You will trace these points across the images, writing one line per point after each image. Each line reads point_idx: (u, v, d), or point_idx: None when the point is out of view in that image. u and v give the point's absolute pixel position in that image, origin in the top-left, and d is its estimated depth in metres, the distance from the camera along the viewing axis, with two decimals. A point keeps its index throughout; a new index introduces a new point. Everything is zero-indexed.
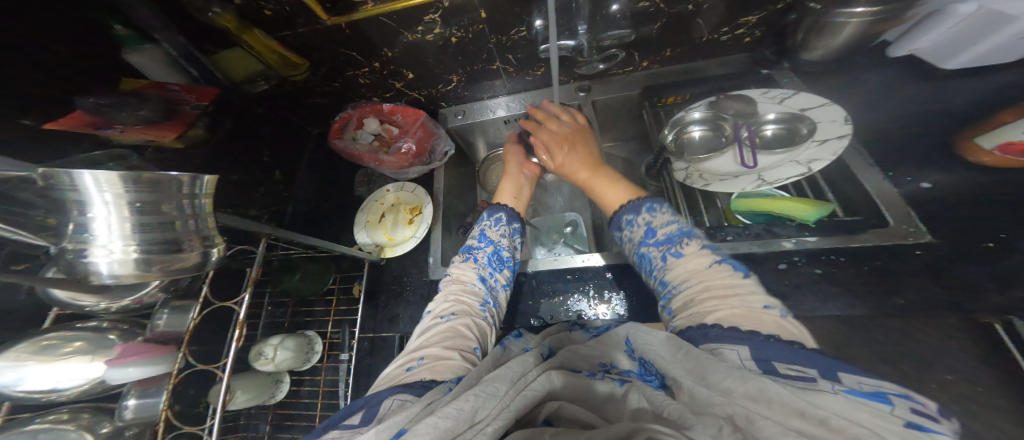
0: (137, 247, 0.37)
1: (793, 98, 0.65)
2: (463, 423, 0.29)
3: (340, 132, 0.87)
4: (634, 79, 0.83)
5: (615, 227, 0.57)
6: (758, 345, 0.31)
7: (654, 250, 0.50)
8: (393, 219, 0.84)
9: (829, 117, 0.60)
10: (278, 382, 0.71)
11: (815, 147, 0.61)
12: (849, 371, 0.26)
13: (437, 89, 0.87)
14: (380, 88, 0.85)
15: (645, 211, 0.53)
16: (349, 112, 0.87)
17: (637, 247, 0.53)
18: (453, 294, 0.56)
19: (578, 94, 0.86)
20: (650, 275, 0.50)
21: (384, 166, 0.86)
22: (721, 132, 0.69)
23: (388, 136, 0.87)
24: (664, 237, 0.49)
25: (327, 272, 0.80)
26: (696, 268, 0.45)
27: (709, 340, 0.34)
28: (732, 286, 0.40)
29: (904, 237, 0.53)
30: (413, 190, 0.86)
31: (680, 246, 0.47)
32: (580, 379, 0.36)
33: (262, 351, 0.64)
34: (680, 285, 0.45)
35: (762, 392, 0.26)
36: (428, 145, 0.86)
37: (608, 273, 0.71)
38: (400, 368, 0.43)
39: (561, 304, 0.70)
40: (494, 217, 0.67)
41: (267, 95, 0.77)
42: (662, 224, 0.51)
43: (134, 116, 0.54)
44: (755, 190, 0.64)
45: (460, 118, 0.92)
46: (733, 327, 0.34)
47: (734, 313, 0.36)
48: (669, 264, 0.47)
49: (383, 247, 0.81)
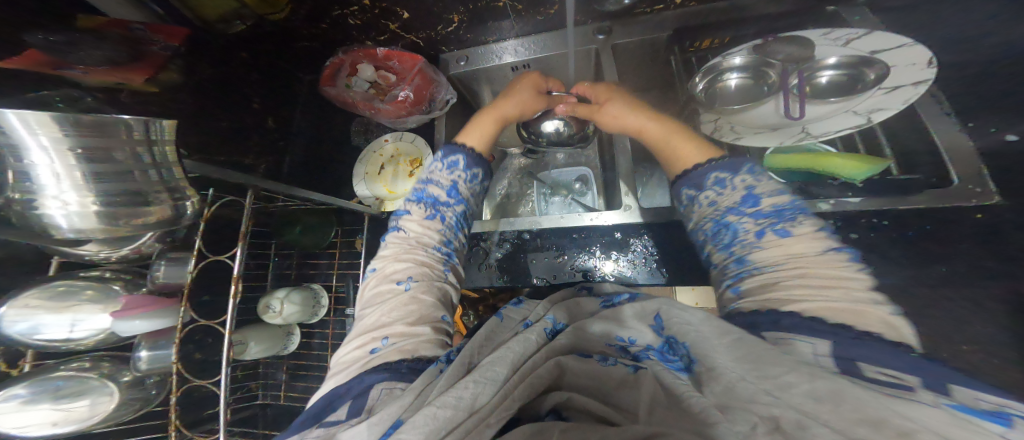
0: (95, 199, 0.36)
1: (864, 38, 0.54)
2: (463, 411, 0.28)
3: (331, 79, 0.80)
4: (664, 21, 0.72)
5: (693, 184, 0.48)
6: (844, 341, 0.27)
7: (749, 223, 0.41)
8: (392, 171, 0.79)
9: (908, 61, 0.51)
10: (290, 333, 0.71)
11: (880, 95, 0.53)
12: (963, 385, 0.22)
13: (437, 31, 0.79)
14: (371, 31, 0.77)
15: (746, 172, 0.45)
16: (342, 57, 0.80)
17: (721, 211, 0.44)
18: (407, 253, 0.50)
19: (597, 37, 0.76)
20: (724, 248, 0.43)
21: (380, 115, 0.80)
22: (761, 80, 0.60)
23: (385, 84, 0.82)
24: (771, 209, 0.41)
25: (329, 223, 0.76)
26: (800, 250, 0.38)
27: (779, 327, 0.30)
28: (835, 275, 0.35)
29: (969, 199, 0.48)
30: (413, 140, 0.80)
31: (791, 224, 0.39)
32: (588, 367, 0.33)
33: (270, 304, 0.63)
34: (767, 266, 0.38)
35: (834, 392, 0.22)
36: (428, 94, 0.79)
37: (618, 233, 0.66)
38: (361, 349, 0.41)
39: (566, 263, 0.68)
40: (450, 161, 0.57)
41: (245, 37, 0.69)
42: (763, 189, 0.43)
43: (93, 55, 0.47)
44: (795, 145, 0.58)
45: (463, 64, 0.84)
46: (818, 320, 0.30)
47: (833, 307, 0.31)
48: (765, 241, 0.40)
49: (383, 201, 0.77)
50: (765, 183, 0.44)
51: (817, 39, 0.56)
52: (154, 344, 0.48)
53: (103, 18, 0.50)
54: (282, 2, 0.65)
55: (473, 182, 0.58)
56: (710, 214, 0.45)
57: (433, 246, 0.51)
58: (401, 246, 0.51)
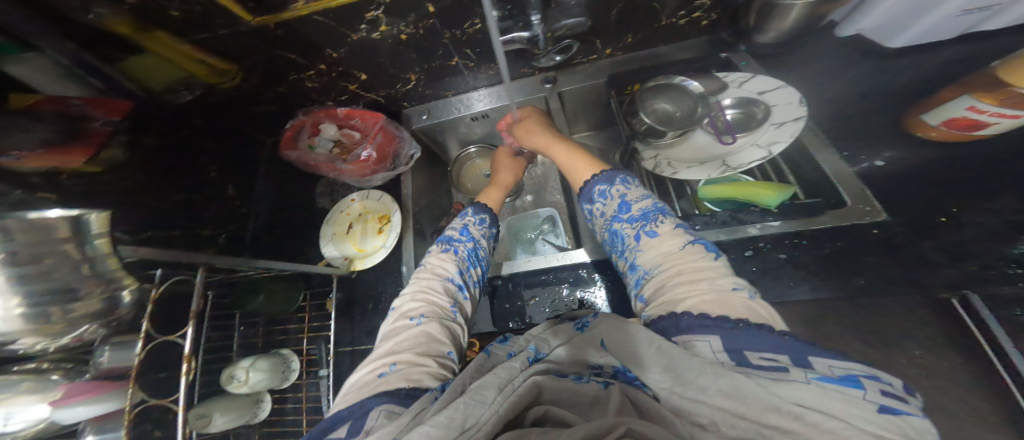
0: (22, 303, 0.31)
1: (751, 81, 0.65)
2: (454, 429, 0.30)
3: (293, 141, 0.81)
4: (598, 67, 0.82)
5: (587, 199, 0.58)
6: (729, 334, 0.31)
7: (628, 228, 0.50)
8: (361, 230, 0.79)
9: (785, 100, 0.61)
10: (260, 401, 0.66)
11: (773, 129, 0.61)
12: (818, 355, 0.27)
13: (396, 89, 0.83)
14: (331, 92, 0.80)
15: (619, 182, 0.55)
16: (303, 118, 0.82)
17: (610, 222, 0.53)
18: (421, 293, 0.56)
19: (544, 86, 0.83)
20: (623, 256, 0.51)
21: (344, 175, 0.80)
22: (693, 106, 0.66)
23: (348, 142, 0.83)
24: (638, 212, 0.50)
25: (297, 289, 0.74)
26: (670, 249, 0.45)
27: (683, 333, 0.34)
28: (706, 268, 0.40)
29: (860, 217, 0.53)
30: (379, 197, 0.81)
31: (655, 225, 0.48)
32: (564, 385, 0.35)
33: (235, 374, 0.60)
34: (653, 269, 0.45)
35: (736, 389, 0.26)
36: (391, 150, 0.81)
37: (581, 270, 0.70)
38: (371, 375, 0.44)
39: (537, 305, 0.70)
40: (477, 217, 0.72)
41: (196, 106, 0.66)
42: (633, 197, 0.53)
43: (29, 138, 0.45)
44: (721, 176, 0.64)
45: (425, 117, 0.89)
46: (705, 315, 0.34)
47: (706, 300, 0.36)
48: (642, 244, 0.47)
49: (352, 260, 0.76)
50: (634, 191, 0.54)
51: (715, 83, 0.67)
52: (100, 428, 0.44)
53: (34, 96, 0.48)
54: (231, 70, 0.66)
55: (480, 225, 0.71)
56: (603, 225, 0.55)
57: (445, 278, 0.59)
58: (427, 280, 0.59)
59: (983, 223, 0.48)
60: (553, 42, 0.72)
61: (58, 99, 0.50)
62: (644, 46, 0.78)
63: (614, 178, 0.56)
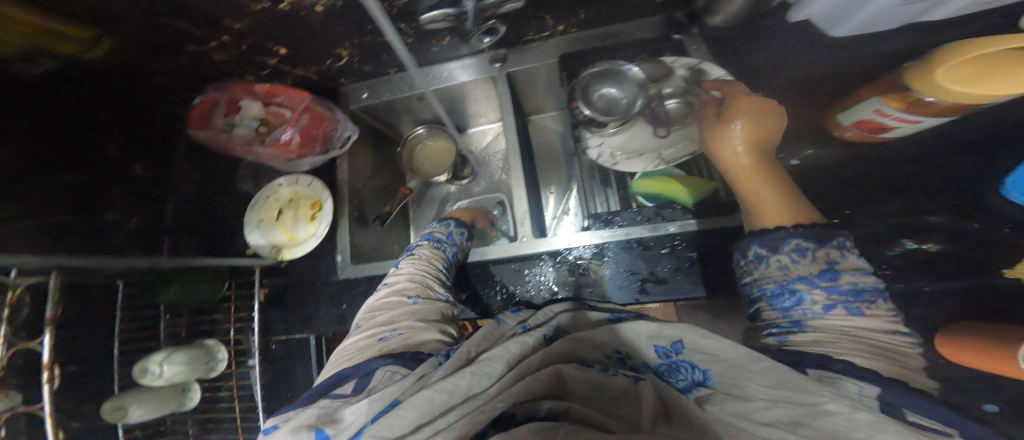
0: None
1: (694, 69, 0.63)
2: (457, 397, 0.33)
3: (203, 120, 0.69)
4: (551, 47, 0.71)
5: (765, 243, 0.44)
6: (882, 383, 0.29)
7: (818, 294, 0.39)
8: (293, 216, 0.75)
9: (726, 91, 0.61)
10: (187, 390, 0.65)
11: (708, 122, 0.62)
12: (992, 437, 0.24)
13: (327, 64, 0.74)
14: (249, 66, 0.69)
15: (830, 245, 0.41)
16: (212, 95, 0.69)
17: (788, 280, 0.41)
18: (415, 274, 0.56)
19: (493, 65, 0.74)
20: (771, 308, 0.42)
21: (267, 157, 0.74)
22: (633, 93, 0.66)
23: (275, 121, 0.75)
24: (850, 286, 0.38)
25: (219, 277, 0.70)
26: (866, 334, 0.36)
27: (825, 370, 0.32)
28: (898, 351, 0.34)
29: None
30: (309, 183, 0.75)
31: (861, 304, 0.37)
32: (591, 375, 0.37)
33: (147, 367, 0.59)
34: (819, 327, 0.37)
35: (873, 425, 0.25)
36: (320, 133, 0.75)
37: (513, 263, 0.69)
38: (369, 338, 0.46)
39: (472, 296, 0.71)
40: (443, 223, 0.71)
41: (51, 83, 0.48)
42: (846, 265, 0.39)
43: None
44: (655, 169, 0.63)
45: (366, 96, 0.81)
46: (873, 369, 0.31)
47: (875, 362, 0.32)
48: (824, 317, 0.38)
49: (281, 249, 0.72)
50: (851, 259, 0.40)
51: (658, 68, 0.66)
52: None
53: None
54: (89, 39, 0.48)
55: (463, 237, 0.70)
56: (775, 278, 0.42)
57: (439, 267, 0.60)
58: (414, 266, 0.59)
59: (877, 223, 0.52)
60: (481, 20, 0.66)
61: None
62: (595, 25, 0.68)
63: (779, 244, 0.43)
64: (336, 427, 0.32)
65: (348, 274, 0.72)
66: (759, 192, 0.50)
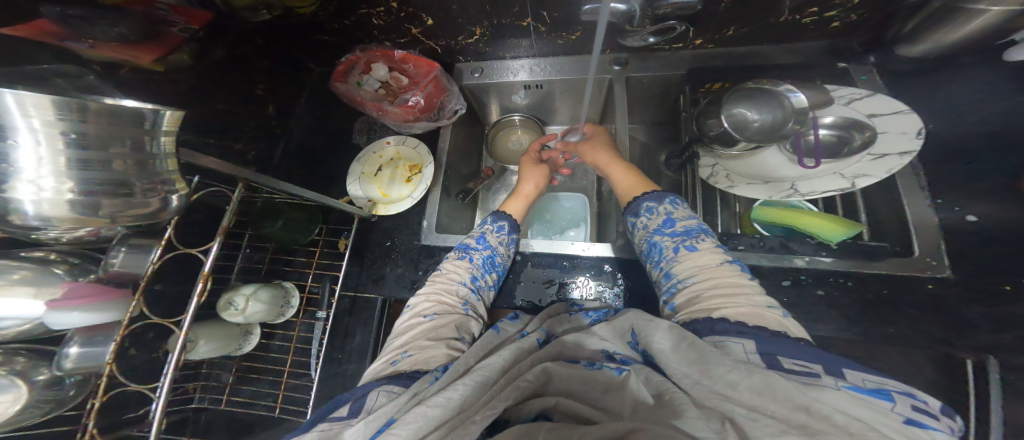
0: (74, 188, 0.30)
1: (864, 100, 0.56)
2: (451, 411, 0.31)
3: (344, 76, 0.76)
4: (680, 59, 0.69)
5: (631, 213, 0.55)
6: (764, 340, 0.32)
7: (668, 241, 0.49)
8: (390, 175, 0.77)
9: (899, 128, 0.53)
10: (248, 333, 0.68)
11: (868, 161, 0.54)
12: (853, 368, 0.27)
13: (457, 40, 0.75)
14: (393, 33, 0.74)
15: (669, 203, 0.52)
16: (358, 54, 0.76)
17: (650, 235, 0.51)
18: (434, 293, 0.54)
19: (613, 67, 0.73)
20: (656, 266, 0.50)
21: (387, 117, 0.76)
22: (786, 119, 0.57)
23: (397, 86, 0.77)
24: (683, 229, 0.49)
25: (315, 220, 0.75)
26: (707, 263, 0.45)
27: (716, 334, 0.34)
28: (738, 285, 0.41)
29: (922, 269, 0.49)
30: (416, 146, 0.78)
31: (696, 241, 0.47)
32: (573, 371, 0.35)
33: (232, 301, 0.59)
34: (687, 279, 0.45)
35: (769, 386, 0.26)
36: (438, 102, 0.77)
37: (607, 265, 0.69)
38: (384, 363, 0.44)
39: (551, 289, 0.69)
40: (496, 224, 0.65)
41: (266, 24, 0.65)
42: (680, 215, 0.51)
43: (106, 32, 0.46)
44: (782, 200, 0.58)
45: (477, 76, 0.81)
46: (740, 322, 0.35)
47: (743, 311, 0.37)
48: (680, 256, 0.47)
49: (376, 203, 0.75)
50: (681, 210, 0.51)
51: (823, 95, 0.57)
52: (87, 340, 0.42)
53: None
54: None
55: (498, 232, 0.65)
56: (643, 237, 0.52)
57: (458, 281, 0.57)
58: (436, 284, 0.56)
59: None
60: (652, 21, 0.60)
61: (205, 15, 0.56)
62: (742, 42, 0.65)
63: (663, 198, 0.53)
64: None
65: (430, 241, 0.74)
66: (617, 174, 0.63)
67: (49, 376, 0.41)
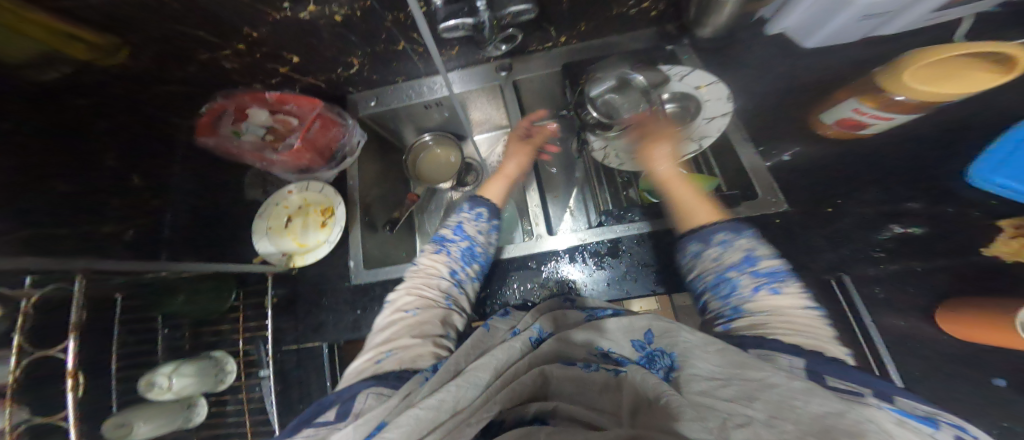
0: None
1: (690, 75, 0.64)
2: (446, 412, 0.33)
3: (212, 127, 0.71)
4: (552, 57, 0.75)
5: (697, 240, 0.48)
6: (816, 359, 0.30)
7: (746, 278, 0.42)
8: (302, 223, 0.75)
9: (717, 96, 0.63)
10: (193, 405, 0.62)
11: (704, 124, 0.65)
12: (904, 396, 0.25)
13: (336, 73, 0.75)
14: (258, 74, 0.70)
15: (746, 234, 0.46)
16: (222, 102, 0.70)
17: (719, 267, 0.45)
18: (414, 287, 0.53)
19: (498, 73, 0.77)
20: (717, 298, 0.44)
21: (277, 166, 0.76)
22: (636, 101, 0.68)
23: (284, 129, 0.76)
24: (767, 269, 0.42)
25: (228, 284, 0.70)
26: (790, 306, 0.39)
27: (763, 348, 0.34)
28: (819, 331, 0.36)
29: (769, 206, 0.59)
30: (320, 189, 0.76)
31: (781, 283, 0.41)
32: (574, 374, 0.38)
33: (154, 381, 0.55)
34: (756, 312, 0.40)
35: (802, 392, 0.26)
36: (328, 140, 0.75)
37: (530, 260, 0.71)
38: (368, 362, 0.44)
39: (490, 297, 0.71)
40: (474, 211, 0.64)
41: (71, 80, 0.50)
42: (761, 251, 0.44)
43: None
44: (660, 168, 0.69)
45: (373, 104, 0.81)
46: (807, 349, 0.32)
47: (806, 343, 0.34)
48: (757, 295, 0.41)
49: (292, 256, 0.72)
50: (762, 246, 0.45)
51: (659, 75, 0.67)
52: None
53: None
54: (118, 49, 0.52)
55: (478, 220, 0.63)
56: (710, 268, 0.46)
57: (439, 276, 0.56)
58: (418, 278, 0.55)
59: (859, 211, 0.55)
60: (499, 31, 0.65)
61: None
62: (597, 36, 0.73)
63: (742, 228, 0.46)
64: None
65: (360, 280, 0.73)
66: (681, 194, 0.57)
67: None
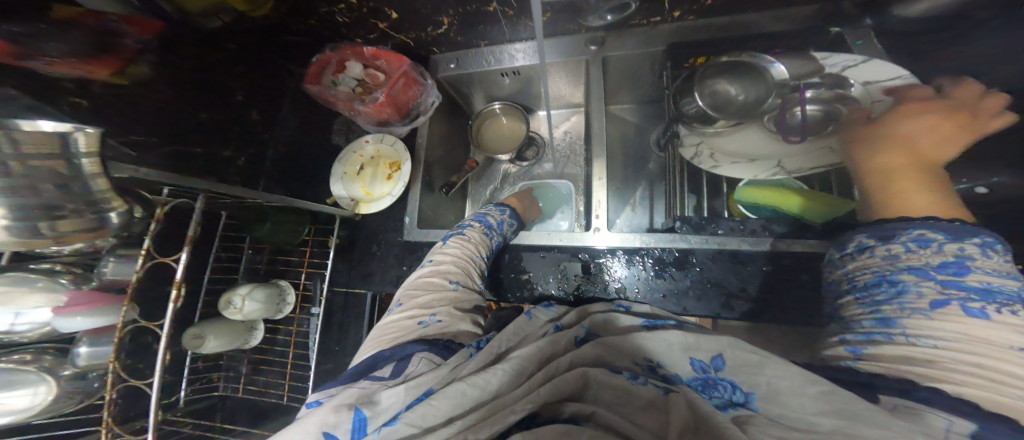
0: (5, 214, 0.32)
1: (860, 67, 0.51)
2: (492, 392, 0.31)
3: (317, 76, 0.75)
4: (657, 34, 0.64)
5: (877, 233, 0.39)
6: (993, 427, 0.22)
7: (929, 288, 0.33)
8: (371, 173, 0.78)
9: (900, 95, 0.48)
10: (253, 329, 0.72)
11: (865, 131, 0.49)
12: None
13: (427, 32, 0.73)
14: (362, 29, 0.73)
15: (985, 243, 0.34)
16: (331, 53, 0.76)
17: (898, 270, 0.35)
18: (458, 257, 0.53)
19: (589, 48, 0.68)
20: (874, 307, 0.36)
21: (363, 117, 0.77)
22: (764, 94, 0.55)
23: (372, 83, 0.75)
24: (985, 285, 0.31)
25: (303, 222, 0.77)
26: (987, 336, 0.29)
27: (906, 399, 0.26)
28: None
29: None
30: (393, 143, 0.78)
31: (988, 305, 0.30)
32: (616, 382, 0.34)
33: (232, 300, 0.64)
34: (919, 339, 0.31)
35: None
36: (408, 98, 0.75)
37: (584, 254, 0.65)
38: (409, 319, 0.43)
39: (528, 281, 0.67)
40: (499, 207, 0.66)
41: (227, 29, 0.62)
42: (994, 267, 0.32)
43: (61, 48, 0.43)
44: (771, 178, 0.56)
45: (453, 67, 0.79)
46: (972, 404, 0.24)
47: (1010, 406, 0.24)
48: (938, 314, 0.31)
49: (359, 202, 0.76)
50: (1003, 265, 0.33)
51: (808, 65, 0.54)
52: (94, 341, 0.47)
53: (78, 8, 0.46)
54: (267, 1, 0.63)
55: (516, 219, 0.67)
56: (876, 270, 0.37)
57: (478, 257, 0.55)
58: (462, 247, 0.55)
59: None
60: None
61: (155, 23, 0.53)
62: (725, 10, 0.59)
63: (977, 233, 0.34)
64: (372, 408, 0.30)
65: (412, 237, 0.75)
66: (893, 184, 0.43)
67: (75, 370, 0.47)
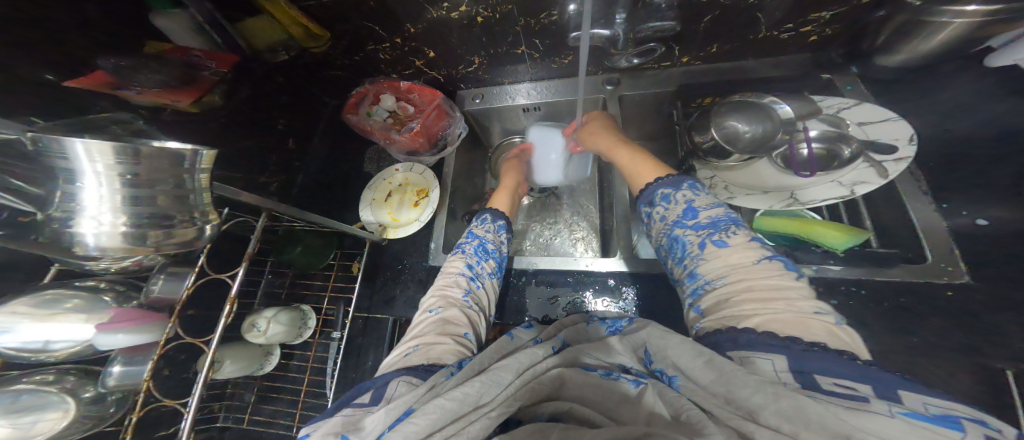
0: (126, 221, 0.34)
1: (852, 109, 0.57)
2: (468, 405, 0.30)
3: (355, 107, 0.81)
4: (669, 76, 0.71)
5: (644, 202, 0.49)
6: (798, 355, 0.27)
7: (692, 235, 0.42)
8: (399, 200, 0.81)
9: (891, 135, 0.53)
10: (268, 353, 0.70)
11: (863, 167, 0.54)
12: (908, 388, 0.23)
13: (458, 70, 0.80)
14: (399, 65, 0.79)
15: (686, 187, 0.46)
16: (367, 87, 0.81)
17: (670, 227, 0.44)
18: (439, 288, 0.54)
19: (606, 87, 0.76)
20: (678, 263, 0.43)
21: (396, 145, 0.82)
22: (774, 129, 0.59)
23: (404, 114, 0.81)
24: (707, 220, 0.42)
25: (330, 246, 0.79)
26: (741, 262, 0.37)
27: (739, 347, 0.30)
28: (779, 287, 0.34)
29: (937, 275, 0.47)
30: (422, 171, 0.82)
31: (725, 235, 0.39)
32: (588, 378, 0.34)
33: (256, 323, 0.62)
34: (715, 280, 0.37)
35: (799, 411, 0.23)
36: (439, 128, 0.81)
37: (612, 279, 0.69)
38: (396, 356, 0.42)
39: (558, 304, 0.70)
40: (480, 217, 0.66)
41: (288, 64, 0.74)
42: (702, 203, 0.44)
43: (152, 79, 0.52)
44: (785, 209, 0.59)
45: (478, 101, 0.85)
46: (770, 333, 0.29)
47: (778, 319, 0.30)
48: (707, 253, 0.39)
49: (386, 228, 0.78)
50: (704, 197, 0.44)
51: (809, 106, 0.59)
52: (128, 360, 0.45)
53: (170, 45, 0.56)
54: (325, 38, 0.69)
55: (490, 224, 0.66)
56: (661, 230, 0.46)
57: (456, 273, 0.56)
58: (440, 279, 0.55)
59: None
60: (634, 44, 0.65)
61: (231, 57, 0.63)
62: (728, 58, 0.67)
63: (680, 183, 0.46)
64: (360, 435, 0.29)
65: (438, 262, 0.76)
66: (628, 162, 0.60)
67: (95, 392, 0.44)
